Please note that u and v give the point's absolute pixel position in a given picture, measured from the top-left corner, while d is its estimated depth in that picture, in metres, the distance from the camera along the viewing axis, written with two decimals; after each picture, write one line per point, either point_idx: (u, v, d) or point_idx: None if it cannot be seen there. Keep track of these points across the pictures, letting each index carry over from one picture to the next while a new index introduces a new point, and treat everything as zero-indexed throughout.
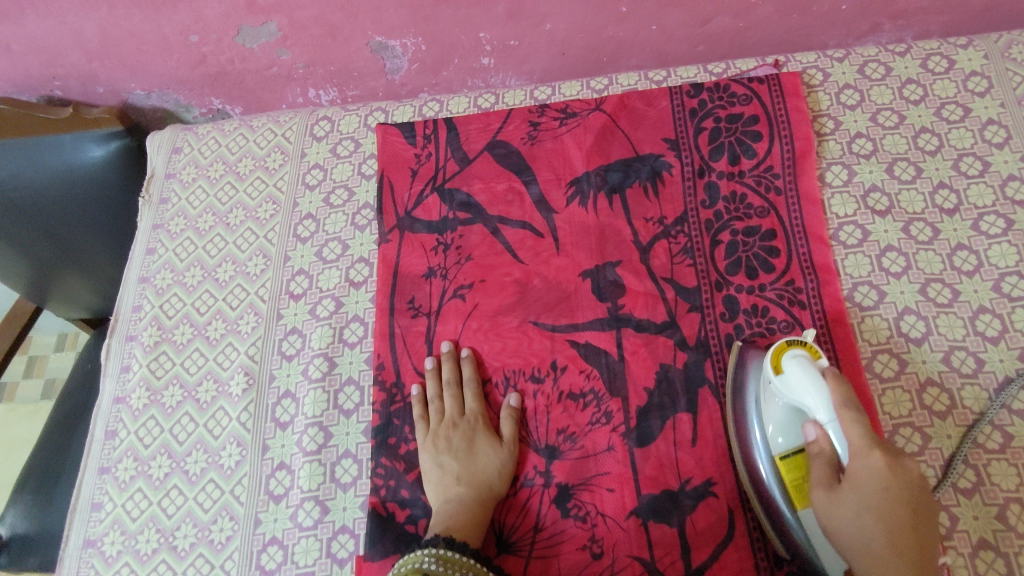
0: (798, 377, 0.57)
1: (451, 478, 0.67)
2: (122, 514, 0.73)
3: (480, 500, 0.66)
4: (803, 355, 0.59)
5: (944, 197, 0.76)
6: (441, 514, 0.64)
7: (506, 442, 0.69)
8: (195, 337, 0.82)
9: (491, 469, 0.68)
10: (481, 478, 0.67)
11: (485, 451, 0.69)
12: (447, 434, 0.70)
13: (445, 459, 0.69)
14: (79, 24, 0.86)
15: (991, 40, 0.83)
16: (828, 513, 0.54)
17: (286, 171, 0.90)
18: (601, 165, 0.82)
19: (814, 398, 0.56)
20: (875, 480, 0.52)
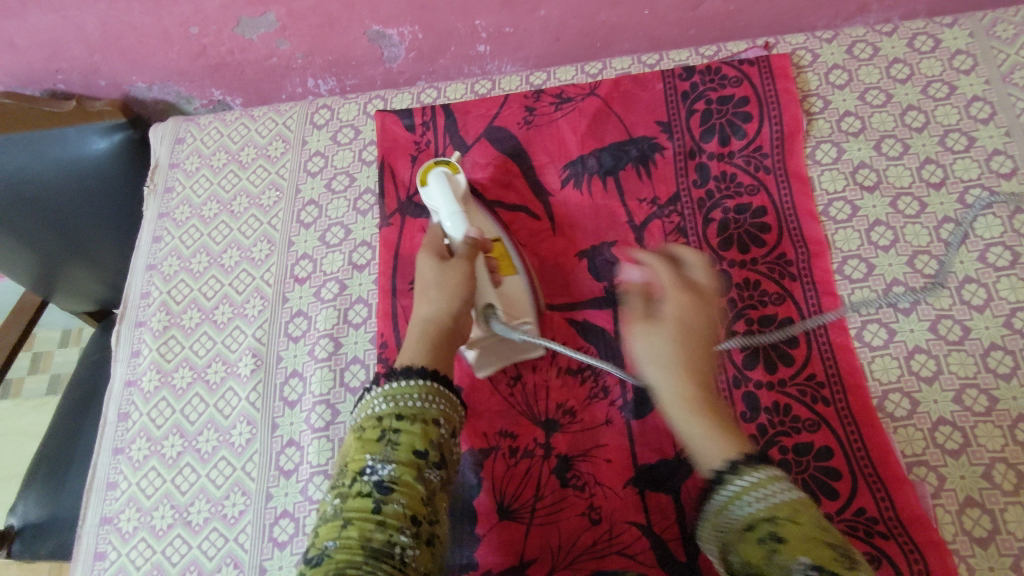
0: (437, 186, 0.73)
1: (424, 294, 0.66)
2: (136, 492, 0.75)
3: (449, 314, 0.64)
4: (444, 170, 0.75)
5: (931, 171, 0.78)
6: (407, 338, 0.63)
7: (463, 263, 0.67)
8: (202, 320, 0.84)
9: (453, 287, 0.65)
10: (449, 295, 0.64)
11: (448, 267, 0.66)
12: (427, 264, 0.67)
13: (421, 291, 0.66)
14: (82, 18, 0.88)
15: (975, 19, 0.85)
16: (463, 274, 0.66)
17: (288, 158, 0.92)
18: (596, 148, 0.84)
19: (440, 198, 0.72)
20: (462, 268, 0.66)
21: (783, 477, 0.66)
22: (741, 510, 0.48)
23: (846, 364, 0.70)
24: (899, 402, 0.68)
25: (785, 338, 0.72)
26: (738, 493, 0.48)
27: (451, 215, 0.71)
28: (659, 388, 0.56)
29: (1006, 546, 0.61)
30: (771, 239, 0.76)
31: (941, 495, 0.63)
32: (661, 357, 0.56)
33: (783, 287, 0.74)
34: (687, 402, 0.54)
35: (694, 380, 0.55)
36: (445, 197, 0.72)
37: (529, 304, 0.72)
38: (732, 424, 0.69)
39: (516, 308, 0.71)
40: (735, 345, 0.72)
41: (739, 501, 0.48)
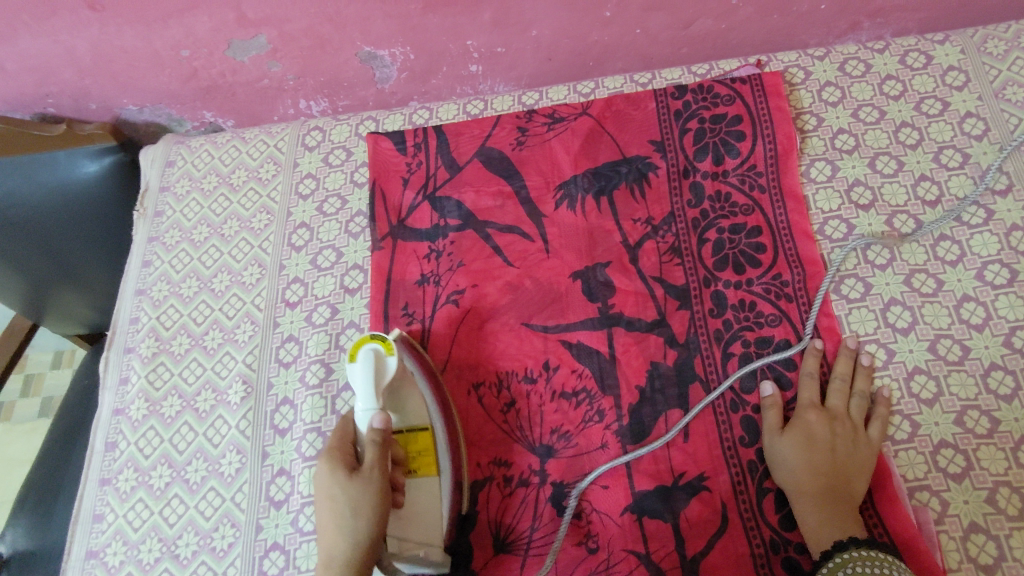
0: (361, 374, 0.67)
1: (334, 539, 0.59)
2: (123, 524, 0.74)
3: (359, 548, 0.59)
4: (378, 351, 0.69)
5: (926, 188, 0.77)
6: (320, 571, 0.58)
7: (372, 479, 0.61)
8: (192, 347, 0.82)
9: (365, 513, 0.60)
10: (355, 528, 0.59)
11: (358, 491, 0.60)
12: (328, 480, 0.61)
13: (325, 507, 0.61)
14: (72, 42, 0.88)
15: (967, 35, 0.85)
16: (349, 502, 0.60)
17: (279, 181, 0.91)
18: (589, 168, 0.83)
19: (363, 388, 0.67)
20: (374, 486, 0.61)
21: (781, 504, 0.64)
22: (849, 571, 0.56)
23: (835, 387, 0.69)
24: (899, 424, 0.67)
25: (782, 360, 0.71)
26: (854, 567, 0.56)
27: (366, 411, 0.66)
28: (794, 487, 0.63)
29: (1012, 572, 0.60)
30: (767, 259, 0.75)
31: (944, 520, 0.62)
32: (799, 447, 0.64)
33: (779, 308, 0.73)
34: (824, 492, 0.62)
35: (825, 451, 0.64)
36: (367, 388, 0.66)
37: (440, 524, 0.66)
38: (731, 448, 0.68)
39: (413, 528, 0.65)
40: (732, 368, 0.71)
41: (844, 571, 0.56)
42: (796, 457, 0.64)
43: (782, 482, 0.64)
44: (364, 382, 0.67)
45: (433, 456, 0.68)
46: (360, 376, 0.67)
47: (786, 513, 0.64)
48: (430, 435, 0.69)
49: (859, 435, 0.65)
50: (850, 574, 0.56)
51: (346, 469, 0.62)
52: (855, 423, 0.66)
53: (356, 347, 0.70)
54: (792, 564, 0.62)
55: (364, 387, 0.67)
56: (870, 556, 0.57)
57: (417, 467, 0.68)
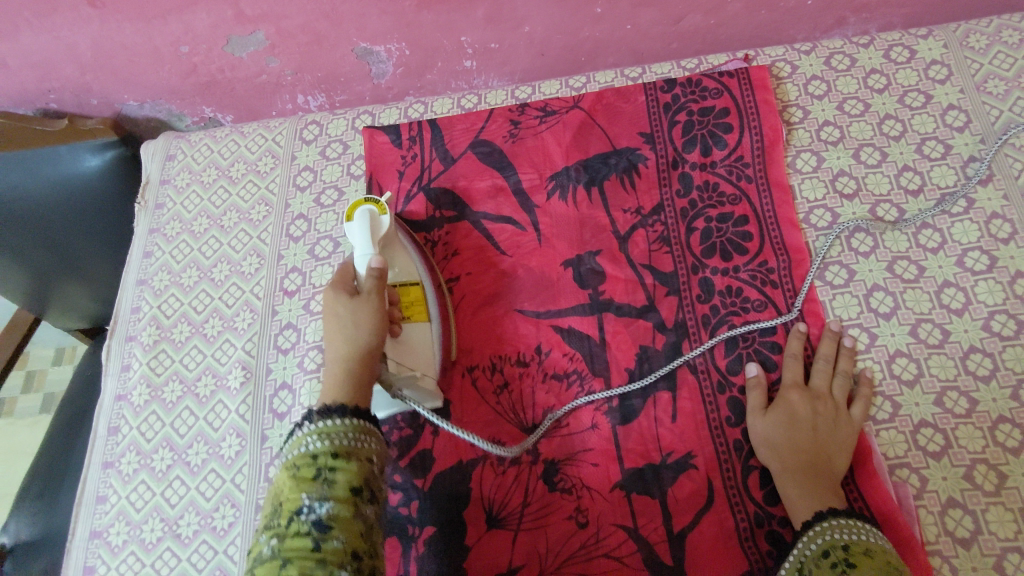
0: (358, 228, 0.73)
1: (333, 335, 0.65)
2: (126, 506, 0.76)
3: (355, 356, 0.63)
4: (371, 210, 0.74)
5: (909, 178, 0.79)
6: (325, 378, 0.63)
7: (371, 299, 0.67)
8: (193, 334, 0.84)
9: (364, 323, 0.65)
10: (356, 334, 0.65)
11: (359, 308, 0.66)
12: (331, 298, 0.67)
13: (331, 323, 0.66)
14: (73, 38, 0.89)
15: (949, 31, 0.87)
16: (348, 310, 0.66)
17: (277, 174, 0.93)
18: (581, 160, 0.85)
19: (360, 238, 0.73)
20: (374, 301, 0.66)
21: (765, 480, 0.66)
22: (825, 539, 0.58)
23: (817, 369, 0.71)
24: (881, 405, 0.69)
25: (768, 343, 0.73)
26: (830, 536, 0.58)
27: (364, 257, 0.71)
28: (776, 463, 0.65)
29: (988, 546, 0.61)
30: (753, 247, 0.77)
31: (923, 496, 0.64)
32: (782, 426, 0.66)
33: (765, 294, 0.75)
34: (805, 467, 0.64)
35: (807, 428, 0.66)
36: (364, 239, 0.72)
37: (433, 360, 0.73)
38: (717, 428, 0.70)
39: (411, 356, 0.71)
40: (719, 351, 0.73)
41: (821, 539, 0.58)
42: (779, 435, 0.66)
43: (765, 459, 0.66)
44: (363, 234, 0.73)
45: (424, 307, 0.74)
46: (357, 234, 0.73)
47: (770, 489, 0.66)
48: (419, 288, 0.74)
49: (841, 415, 0.67)
50: (826, 543, 0.57)
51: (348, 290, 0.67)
52: (837, 403, 0.68)
53: (352, 209, 0.76)
54: (776, 537, 0.64)
55: (363, 240, 0.72)
56: (846, 522, 0.58)
57: (409, 314, 0.73)
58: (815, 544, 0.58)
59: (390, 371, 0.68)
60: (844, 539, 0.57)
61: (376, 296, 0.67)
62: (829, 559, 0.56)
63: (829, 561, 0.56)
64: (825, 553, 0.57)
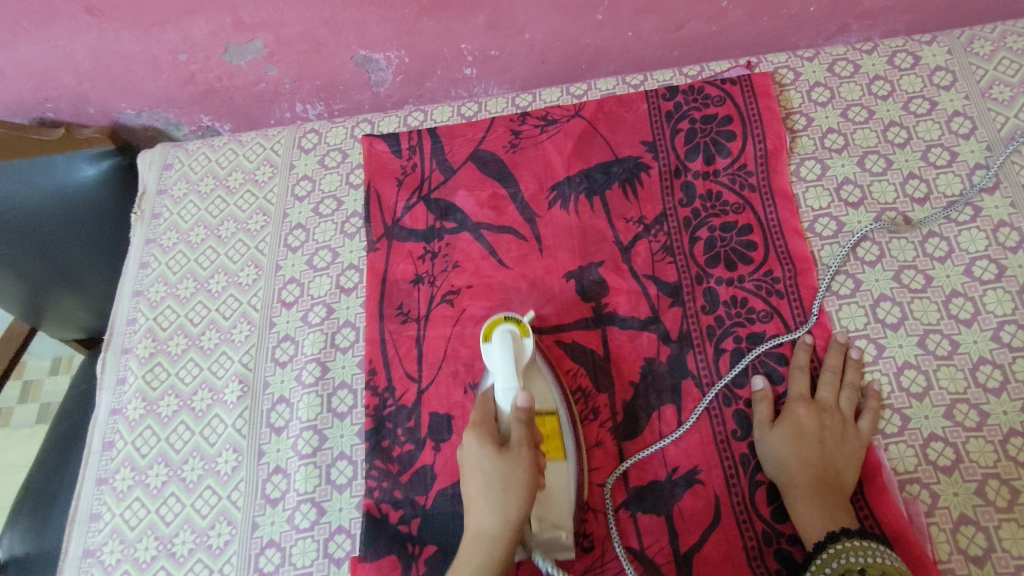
0: (499, 351, 0.66)
1: (480, 504, 0.59)
2: (120, 524, 0.74)
3: (506, 535, 0.57)
4: (512, 330, 0.68)
5: (914, 186, 0.78)
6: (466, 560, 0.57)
7: (519, 455, 0.60)
8: (189, 347, 0.83)
9: (514, 489, 0.58)
10: (505, 506, 0.58)
11: (506, 465, 0.59)
12: (476, 448, 0.61)
13: (473, 477, 0.60)
14: (70, 47, 0.88)
15: (953, 36, 0.86)
16: (493, 472, 0.59)
17: (275, 183, 0.92)
18: (582, 169, 0.84)
19: (500, 366, 0.65)
20: (522, 463, 0.59)
21: (773, 497, 0.65)
22: (841, 565, 0.57)
23: (822, 382, 0.69)
24: (890, 418, 0.68)
25: (774, 355, 0.71)
26: (845, 560, 0.57)
27: (506, 390, 0.63)
28: (785, 480, 0.64)
29: (1001, 564, 0.60)
30: (758, 256, 0.76)
31: (934, 512, 0.63)
32: (790, 441, 0.65)
33: (770, 304, 0.73)
34: (814, 484, 0.62)
35: (815, 443, 0.65)
36: (506, 364, 0.65)
37: (569, 507, 0.65)
38: (724, 442, 0.68)
39: (552, 511, 0.64)
40: (724, 363, 0.72)
41: (836, 563, 0.57)
42: (787, 452, 0.64)
43: (773, 476, 0.65)
44: (503, 353, 0.65)
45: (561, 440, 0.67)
46: (496, 352, 0.66)
47: (778, 506, 0.64)
48: (554, 418, 0.68)
49: (848, 428, 0.66)
50: (841, 568, 0.56)
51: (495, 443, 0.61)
52: (845, 416, 0.67)
53: (488, 330, 0.69)
54: (785, 556, 0.62)
55: (501, 358, 0.65)
56: (857, 545, 0.57)
57: (547, 450, 0.66)
58: (830, 569, 0.57)
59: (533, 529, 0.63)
60: (862, 563, 0.56)
61: (528, 452, 0.60)
62: None
63: None
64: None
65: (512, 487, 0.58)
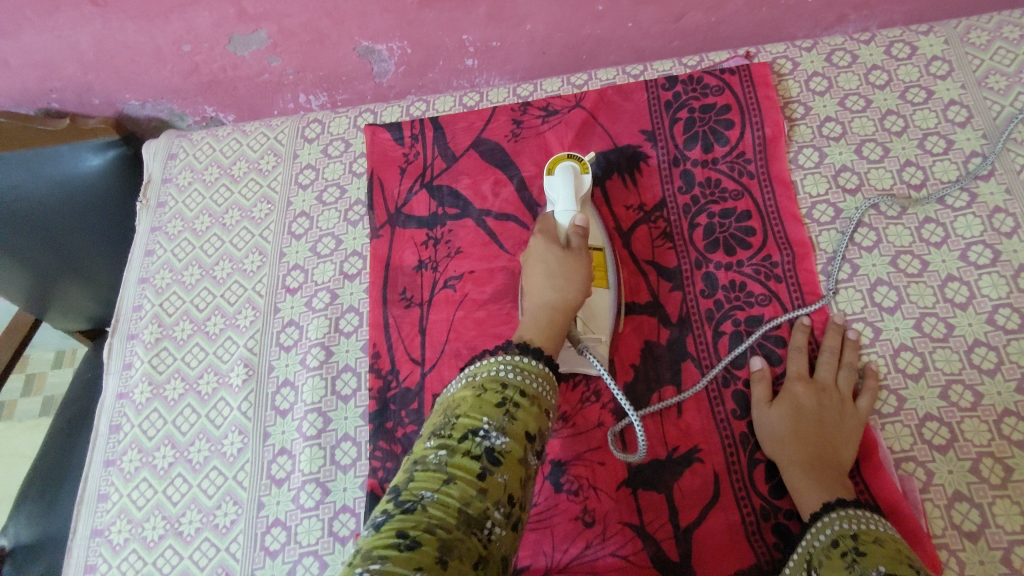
0: (561, 179, 0.73)
1: (543, 285, 0.65)
2: (127, 504, 0.75)
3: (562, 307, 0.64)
4: (575, 164, 0.75)
5: (911, 173, 0.79)
6: (527, 321, 0.63)
7: (582, 253, 0.66)
8: (194, 332, 0.84)
9: (574, 271, 0.65)
10: (563, 287, 0.64)
11: (570, 262, 0.66)
12: (545, 248, 0.67)
13: (537, 267, 0.67)
14: (75, 37, 0.90)
15: (949, 27, 0.87)
16: (552, 267, 0.66)
17: (279, 172, 0.93)
18: (583, 157, 0.85)
19: (563, 193, 0.72)
20: (585, 261, 0.66)
21: (771, 474, 0.66)
22: (836, 529, 0.57)
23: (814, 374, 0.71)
24: (886, 399, 0.69)
25: (772, 338, 0.73)
26: (839, 527, 0.57)
27: (565, 211, 0.71)
28: (783, 453, 0.65)
29: (995, 540, 0.61)
30: (756, 242, 0.77)
31: (930, 490, 0.64)
32: (789, 416, 0.66)
33: (769, 288, 0.75)
34: (810, 459, 0.63)
35: (814, 419, 0.66)
36: (568, 193, 0.72)
37: (607, 322, 0.71)
38: (724, 422, 0.69)
39: (594, 322, 0.70)
40: (723, 346, 0.73)
41: (830, 530, 0.57)
42: (786, 426, 0.65)
43: (771, 451, 0.66)
44: (569, 181, 0.72)
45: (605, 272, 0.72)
46: (558, 180, 0.73)
47: (776, 483, 0.65)
48: (601, 253, 0.73)
49: (846, 407, 0.67)
50: (836, 533, 0.56)
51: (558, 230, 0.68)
52: (843, 396, 0.68)
53: (553, 163, 0.75)
54: (783, 532, 0.63)
55: (568, 195, 0.72)
56: (856, 514, 0.57)
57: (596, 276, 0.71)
58: (823, 537, 0.57)
59: (581, 332, 0.68)
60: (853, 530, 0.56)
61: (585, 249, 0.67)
62: (839, 548, 0.55)
63: (839, 550, 0.55)
64: (835, 543, 0.56)
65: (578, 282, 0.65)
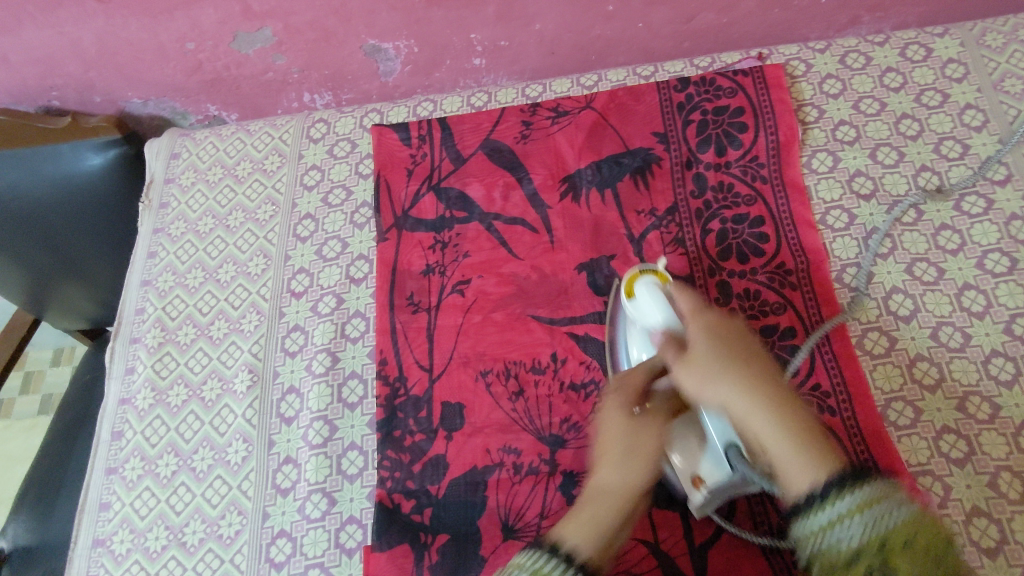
0: (645, 297, 0.62)
1: (612, 427, 0.58)
2: (130, 513, 0.74)
3: (629, 492, 0.56)
4: (653, 279, 0.64)
5: (927, 179, 0.78)
6: (615, 463, 0.57)
7: (649, 423, 0.59)
8: (198, 337, 0.83)
9: (637, 454, 0.57)
10: (629, 468, 0.57)
11: (642, 432, 0.58)
12: (621, 419, 0.58)
13: (608, 441, 0.58)
14: (78, 34, 0.88)
15: (965, 29, 0.86)
16: (626, 437, 0.58)
17: (284, 173, 0.92)
18: (593, 160, 0.84)
19: (653, 310, 0.61)
20: (644, 429, 0.58)
21: None
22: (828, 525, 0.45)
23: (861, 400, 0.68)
24: (902, 411, 0.67)
25: (788, 346, 0.71)
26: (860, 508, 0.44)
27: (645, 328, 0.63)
28: (729, 402, 0.53)
29: (1014, 556, 0.60)
30: (770, 248, 0.76)
31: (947, 504, 0.63)
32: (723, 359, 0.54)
33: (783, 296, 0.73)
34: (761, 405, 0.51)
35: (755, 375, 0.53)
36: (659, 306, 0.60)
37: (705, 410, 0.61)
38: None
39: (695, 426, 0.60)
40: None
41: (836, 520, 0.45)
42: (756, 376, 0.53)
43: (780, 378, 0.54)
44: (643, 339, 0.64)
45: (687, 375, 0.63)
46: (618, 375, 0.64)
47: None
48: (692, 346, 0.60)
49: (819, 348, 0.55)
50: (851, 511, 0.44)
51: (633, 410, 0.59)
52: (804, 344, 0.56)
53: (629, 285, 0.65)
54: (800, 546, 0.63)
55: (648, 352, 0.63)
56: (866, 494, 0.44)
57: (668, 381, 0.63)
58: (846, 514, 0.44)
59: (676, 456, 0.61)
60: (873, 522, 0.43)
61: (659, 420, 0.59)
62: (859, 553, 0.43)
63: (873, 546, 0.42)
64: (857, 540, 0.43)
65: (642, 425, 0.59)
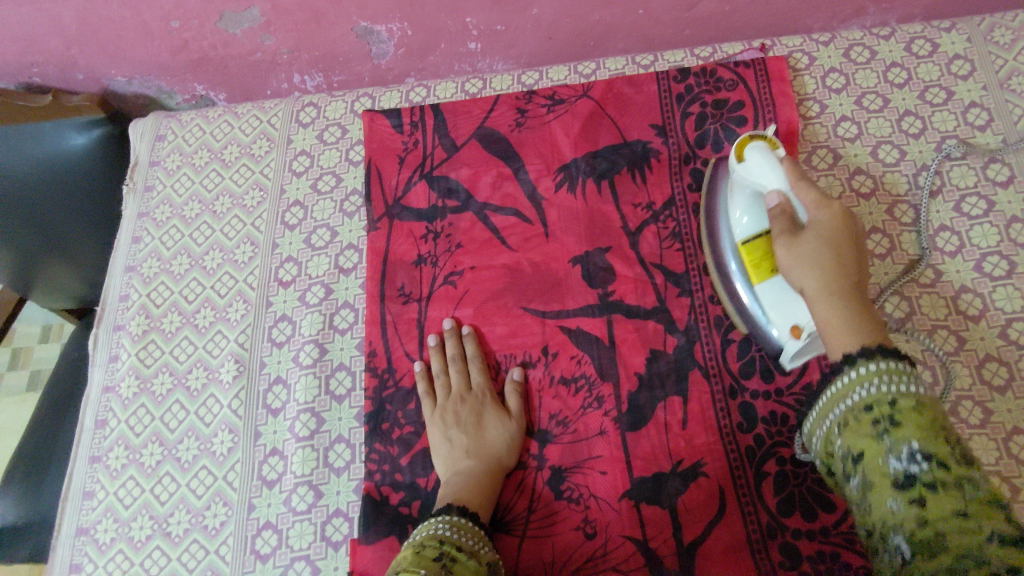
0: (757, 162, 0.64)
1: (799, 266, 0.58)
2: (114, 502, 0.73)
3: (837, 286, 0.56)
4: (761, 143, 0.65)
5: (928, 178, 0.77)
6: (817, 275, 0.57)
7: (824, 219, 0.58)
8: (183, 325, 0.81)
9: (828, 263, 0.57)
10: (825, 278, 0.56)
11: (828, 216, 0.58)
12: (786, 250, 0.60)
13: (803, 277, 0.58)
14: (57, 11, 0.85)
15: (973, 24, 0.84)
16: (789, 261, 0.59)
17: (273, 157, 0.90)
18: (590, 151, 0.82)
19: (768, 172, 0.63)
20: (828, 217, 0.58)
21: (780, 487, 0.64)
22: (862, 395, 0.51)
23: None
24: None
25: None
26: (872, 388, 0.51)
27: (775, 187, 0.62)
28: (811, 290, 0.57)
29: None
30: None
31: None
32: (822, 248, 0.57)
33: None
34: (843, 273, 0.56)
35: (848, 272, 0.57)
36: (772, 167, 0.63)
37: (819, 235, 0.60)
38: (729, 434, 0.67)
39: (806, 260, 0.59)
40: (731, 354, 0.70)
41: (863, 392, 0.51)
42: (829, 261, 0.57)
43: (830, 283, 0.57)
44: (749, 196, 0.66)
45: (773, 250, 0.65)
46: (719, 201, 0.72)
47: (785, 497, 0.64)
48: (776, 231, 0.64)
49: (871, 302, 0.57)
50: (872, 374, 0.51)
51: (788, 231, 0.60)
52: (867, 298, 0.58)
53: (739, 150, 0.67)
54: (790, 550, 0.62)
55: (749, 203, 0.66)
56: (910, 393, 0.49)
57: (753, 273, 0.66)
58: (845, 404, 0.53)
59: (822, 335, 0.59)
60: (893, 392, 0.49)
61: (831, 221, 0.58)
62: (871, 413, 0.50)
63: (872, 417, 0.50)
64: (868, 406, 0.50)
65: (821, 224, 0.58)
